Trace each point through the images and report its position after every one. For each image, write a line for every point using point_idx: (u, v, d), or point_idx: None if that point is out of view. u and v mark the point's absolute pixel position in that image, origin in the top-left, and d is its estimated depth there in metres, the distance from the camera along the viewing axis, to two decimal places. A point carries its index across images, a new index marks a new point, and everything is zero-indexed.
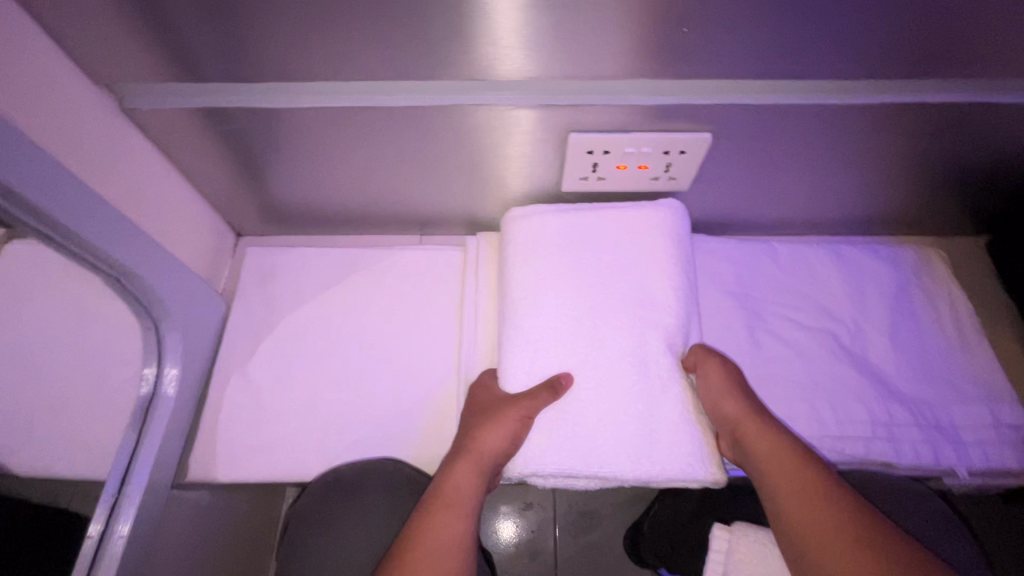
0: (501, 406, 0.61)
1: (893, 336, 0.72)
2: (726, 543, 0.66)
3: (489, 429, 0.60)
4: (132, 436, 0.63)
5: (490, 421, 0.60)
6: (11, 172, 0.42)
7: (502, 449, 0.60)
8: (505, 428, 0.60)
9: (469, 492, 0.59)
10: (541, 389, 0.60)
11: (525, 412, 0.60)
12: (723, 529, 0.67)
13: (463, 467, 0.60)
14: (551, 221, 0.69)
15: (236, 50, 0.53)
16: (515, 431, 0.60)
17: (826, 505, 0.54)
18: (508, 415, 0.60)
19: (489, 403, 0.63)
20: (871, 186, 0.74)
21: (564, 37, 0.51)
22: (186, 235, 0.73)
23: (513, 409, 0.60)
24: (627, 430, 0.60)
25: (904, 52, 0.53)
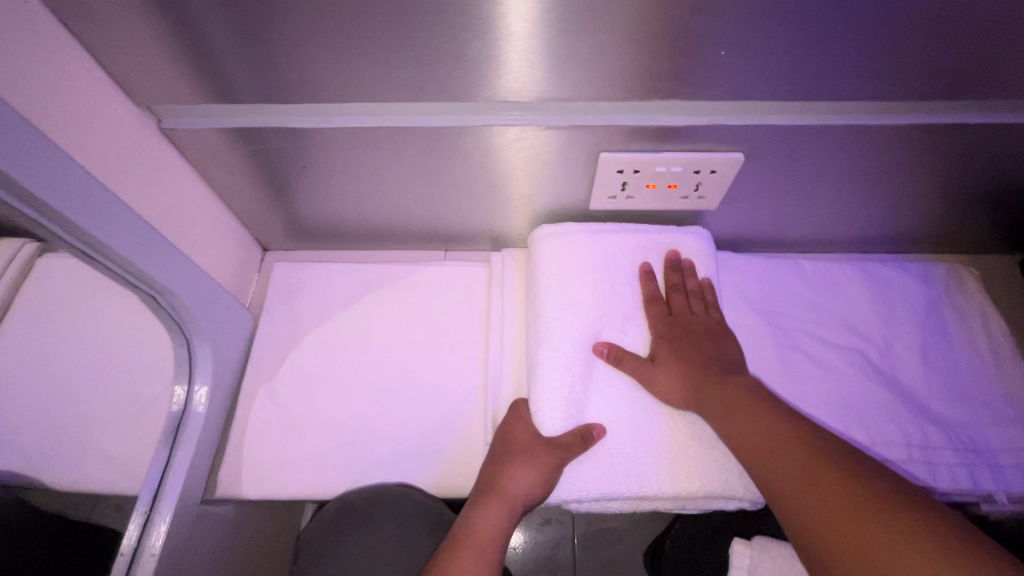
0: (533, 449, 0.60)
1: (925, 356, 0.71)
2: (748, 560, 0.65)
3: (521, 474, 0.59)
4: (164, 451, 0.63)
5: (522, 465, 0.59)
6: (50, 193, 0.43)
7: (532, 493, 0.59)
8: (538, 478, 0.58)
9: (495, 534, 0.58)
10: (574, 436, 0.60)
11: (559, 460, 0.59)
12: (743, 544, 0.66)
13: (490, 509, 0.59)
14: (583, 239, 0.69)
15: (273, 74, 0.54)
16: (548, 478, 0.59)
17: (777, 435, 0.53)
18: (542, 461, 0.59)
19: (519, 441, 0.61)
20: (903, 204, 0.73)
21: (599, 60, 0.51)
22: (216, 251, 0.73)
23: (549, 455, 0.59)
24: (666, 455, 0.61)
25: (942, 72, 0.53)
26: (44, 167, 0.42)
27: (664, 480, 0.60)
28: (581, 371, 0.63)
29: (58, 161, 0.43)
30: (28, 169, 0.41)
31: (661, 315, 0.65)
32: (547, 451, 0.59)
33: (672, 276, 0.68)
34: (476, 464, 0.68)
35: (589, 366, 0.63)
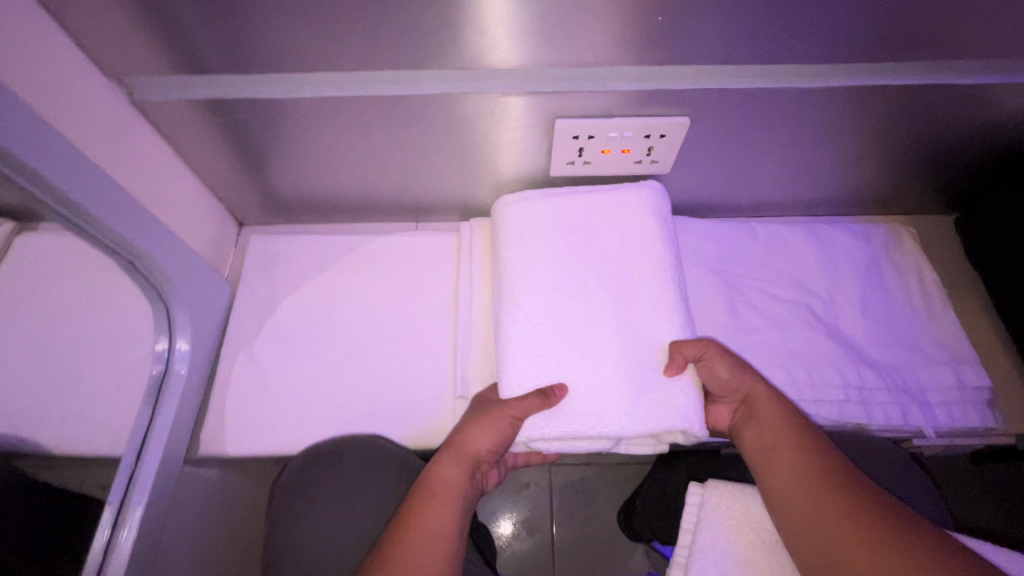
0: (493, 406, 0.65)
1: (864, 307, 0.76)
2: (698, 499, 0.65)
3: (478, 426, 0.63)
4: (147, 410, 0.66)
5: (482, 420, 0.64)
6: (31, 154, 0.45)
7: (488, 445, 0.63)
8: (489, 432, 0.63)
9: (454, 486, 0.63)
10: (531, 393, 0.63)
11: (514, 415, 0.62)
12: (698, 485, 0.66)
13: (450, 460, 0.64)
14: (543, 205, 0.73)
15: (241, 43, 0.57)
16: (503, 431, 0.63)
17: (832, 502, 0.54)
18: (498, 415, 0.63)
19: (483, 403, 0.67)
20: (844, 165, 0.78)
21: (549, 25, 0.55)
22: (192, 224, 0.76)
23: (504, 409, 0.63)
24: (625, 393, 0.63)
25: (866, 33, 0.57)
26: (24, 130, 0.44)
27: (627, 413, 0.62)
28: (542, 324, 0.66)
29: (36, 125, 0.46)
30: (10, 131, 0.43)
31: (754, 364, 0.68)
32: (505, 409, 0.63)
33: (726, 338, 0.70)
34: (445, 417, 0.72)
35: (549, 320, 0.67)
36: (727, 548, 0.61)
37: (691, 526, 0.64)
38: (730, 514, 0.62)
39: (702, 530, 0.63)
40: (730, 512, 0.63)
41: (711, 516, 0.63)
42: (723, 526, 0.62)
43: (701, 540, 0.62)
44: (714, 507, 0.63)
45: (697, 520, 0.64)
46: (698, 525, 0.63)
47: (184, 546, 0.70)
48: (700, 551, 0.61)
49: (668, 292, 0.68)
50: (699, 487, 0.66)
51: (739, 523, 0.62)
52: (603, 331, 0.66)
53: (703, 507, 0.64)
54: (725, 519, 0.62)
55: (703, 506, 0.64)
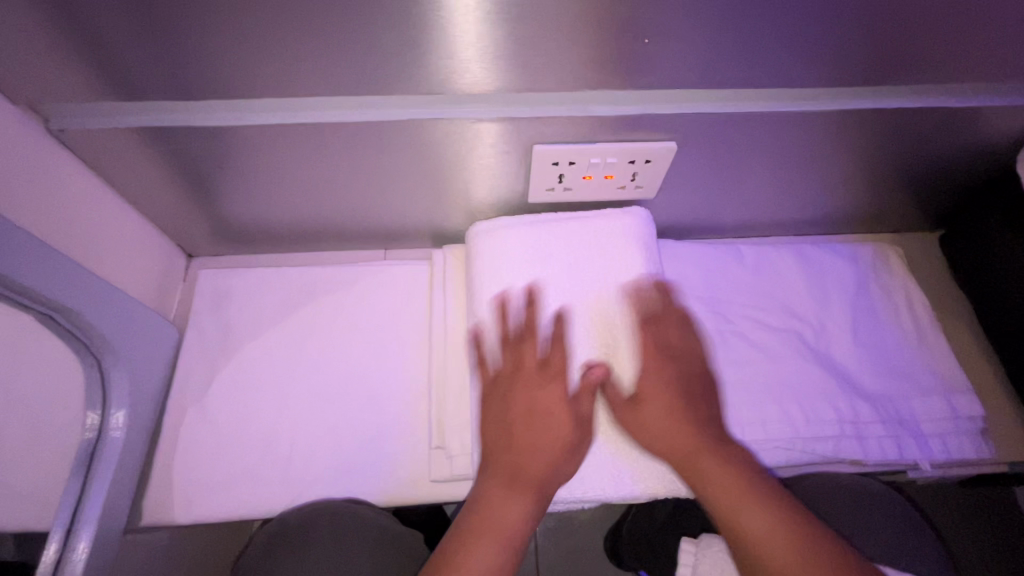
0: (552, 411, 0.56)
1: (856, 334, 0.74)
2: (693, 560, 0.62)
3: (546, 441, 0.55)
4: (78, 482, 0.58)
5: (544, 432, 0.55)
6: None
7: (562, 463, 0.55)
8: (552, 445, 0.55)
9: (522, 524, 0.52)
10: (582, 391, 0.58)
11: (579, 421, 0.57)
12: (689, 543, 0.63)
13: (513, 491, 0.53)
14: (522, 235, 0.68)
15: (175, 64, 0.49)
16: (569, 442, 0.56)
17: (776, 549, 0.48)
18: (564, 423, 0.56)
19: (527, 404, 0.57)
20: (832, 186, 0.75)
21: (528, 48, 0.50)
22: (131, 261, 0.68)
23: (568, 417, 0.56)
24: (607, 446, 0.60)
25: (864, 55, 0.53)
26: None
27: (607, 476, 0.58)
28: None
29: None
30: None
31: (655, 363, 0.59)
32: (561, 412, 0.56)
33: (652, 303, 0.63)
34: (419, 471, 0.66)
35: None
36: None
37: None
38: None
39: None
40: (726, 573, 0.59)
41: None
42: None
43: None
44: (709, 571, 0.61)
45: None
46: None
47: None
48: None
49: (654, 331, 0.63)
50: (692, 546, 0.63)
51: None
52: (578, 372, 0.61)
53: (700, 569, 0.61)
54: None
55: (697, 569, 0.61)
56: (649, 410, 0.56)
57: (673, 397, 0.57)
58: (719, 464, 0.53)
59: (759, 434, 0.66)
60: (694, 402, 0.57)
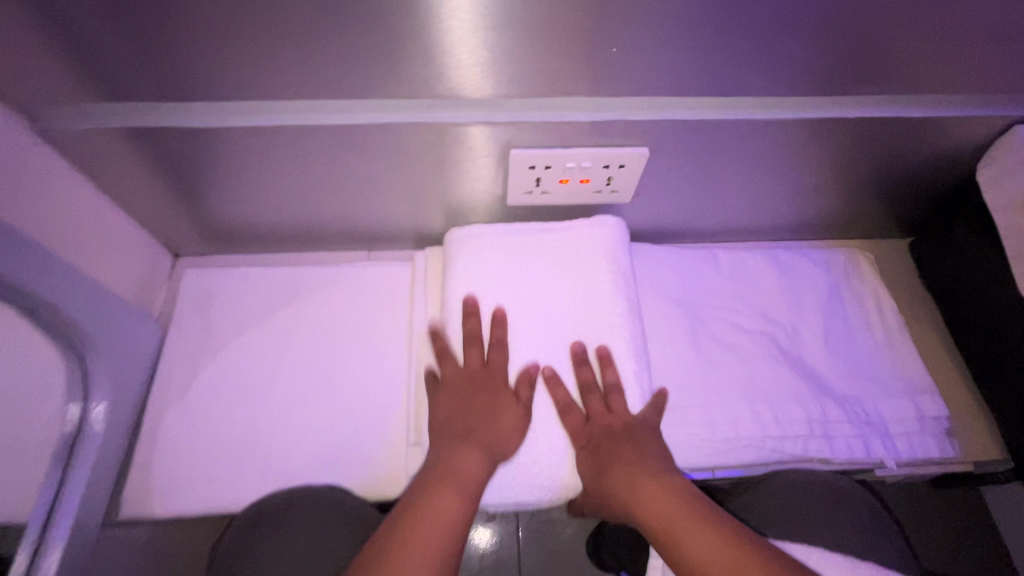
0: (500, 396, 0.62)
1: (826, 336, 0.75)
2: None
3: (495, 418, 0.61)
4: (57, 473, 0.59)
5: (492, 411, 0.61)
6: None
7: (511, 438, 0.60)
8: (507, 424, 0.61)
9: (471, 484, 0.56)
10: (520, 381, 0.63)
11: (522, 404, 0.62)
12: None
13: (463, 458, 0.58)
14: (501, 239, 0.70)
15: (159, 66, 0.51)
16: (519, 421, 0.61)
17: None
18: (507, 405, 0.62)
19: (476, 378, 0.63)
20: (803, 192, 0.78)
21: (501, 55, 0.52)
22: (116, 258, 0.69)
23: (512, 401, 0.62)
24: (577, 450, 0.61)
25: (826, 66, 0.56)
26: None
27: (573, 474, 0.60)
28: (498, 370, 0.63)
29: None
30: None
31: (579, 422, 0.61)
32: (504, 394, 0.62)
33: (585, 372, 0.64)
34: (396, 467, 0.67)
35: (502, 364, 0.64)
36: None
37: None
38: None
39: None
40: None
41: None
42: None
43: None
44: None
45: None
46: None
47: None
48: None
49: (627, 332, 0.66)
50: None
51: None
52: (537, 381, 0.64)
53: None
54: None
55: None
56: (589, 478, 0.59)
57: (602, 455, 0.59)
58: (659, 504, 0.55)
59: (729, 433, 0.68)
60: (624, 449, 0.59)
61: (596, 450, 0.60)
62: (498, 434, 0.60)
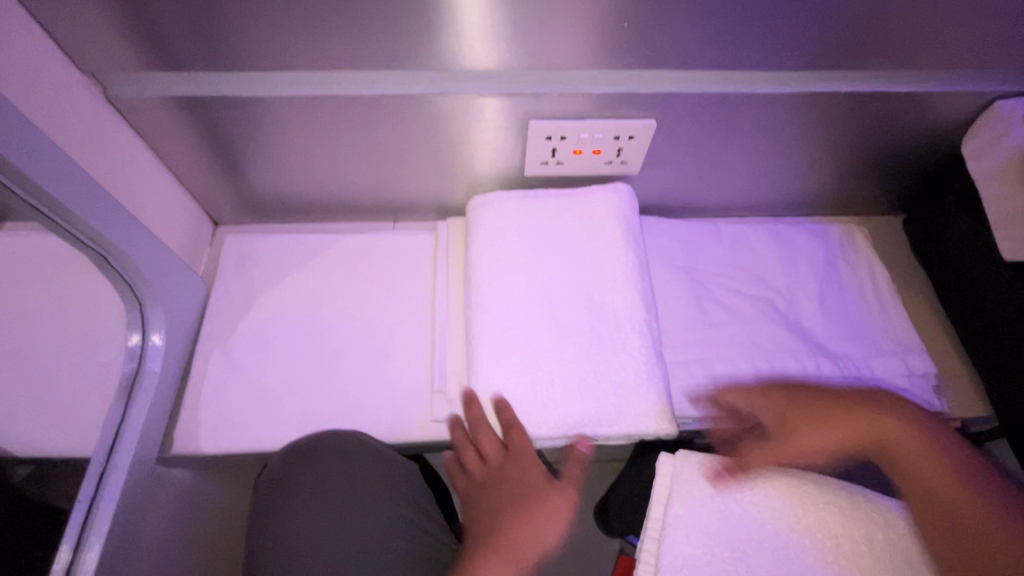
0: (546, 493, 0.64)
1: (823, 301, 0.81)
2: (669, 472, 0.62)
3: (538, 517, 0.63)
4: (120, 405, 0.65)
5: (539, 514, 0.63)
6: (17, 150, 0.45)
7: (550, 542, 0.62)
8: (547, 524, 0.63)
9: None
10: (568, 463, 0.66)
11: (562, 498, 0.64)
12: (667, 456, 0.63)
13: (502, 558, 0.60)
14: (517, 206, 0.75)
15: (220, 39, 0.57)
16: (561, 523, 0.63)
17: (963, 493, 0.57)
18: (554, 502, 0.64)
19: (525, 481, 0.65)
20: (802, 168, 0.83)
21: (524, 29, 0.58)
22: (167, 221, 0.75)
23: (558, 498, 0.64)
24: (580, 381, 0.66)
25: (820, 41, 0.61)
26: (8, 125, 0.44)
27: (587, 417, 0.65)
28: (517, 323, 0.69)
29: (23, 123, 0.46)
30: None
31: (750, 391, 0.68)
32: (547, 489, 0.64)
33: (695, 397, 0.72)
34: (421, 414, 0.73)
35: (521, 317, 0.69)
36: (698, 520, 0.59)
37: (662, 497, 0.61)
38: (702, 485, 0.60)
39: (676, 499, 0.60)
40: (700, 484, 0.60)
41: (685, 487, 0.61)
42: (697, 496, 0.60)
43: (673, 511, 0.60)
44: (685, 479, 0.61)
45: (670, 492, 0.61)
46: (673, 495, 0.60)
47: (151, 550, 0.68)
48: (672, 521, 0.59)
49: (635, 290, 0.71)
50: (671, 461, 0.63)
51: (708, 494, 0.60)
52: (553, 333, 0.69)
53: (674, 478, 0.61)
54: (697, 490, 0.60)
55: (667, 477, 0.62)
56: (786, 421, 0.63)
57: (792, 407, 0.64)
58: (851, 428, 0.61)
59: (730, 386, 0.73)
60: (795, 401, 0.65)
61: (794, 397, 0.65)
62: (538, 535, 0.62)
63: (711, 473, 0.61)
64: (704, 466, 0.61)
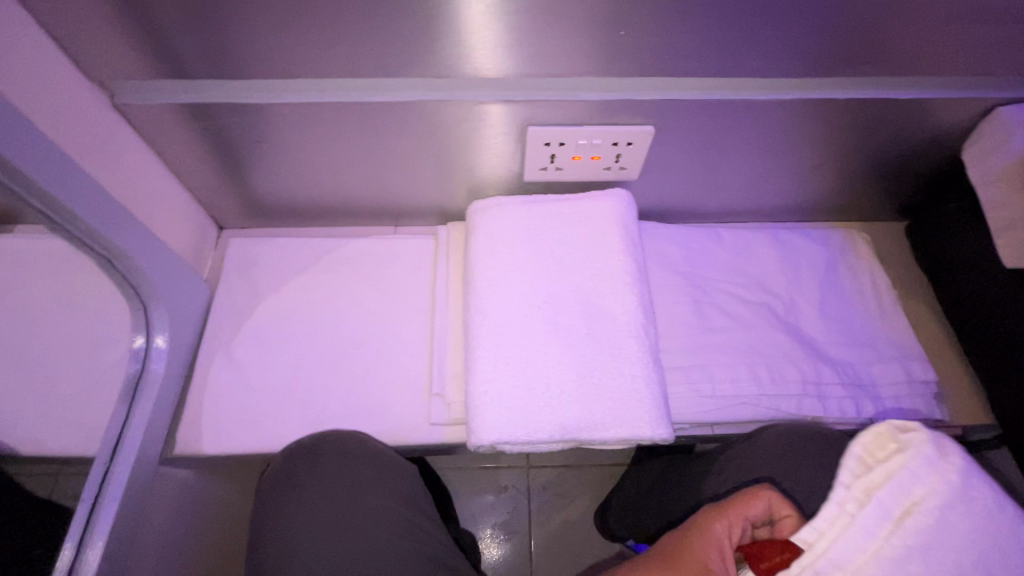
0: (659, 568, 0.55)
1: (822, 306, 0.80)
2: (925, 466, 0.41)
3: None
4: (123, 407, 0.66)
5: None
6: (27, 160, 0.47)
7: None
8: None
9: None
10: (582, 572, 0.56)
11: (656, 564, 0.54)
12: (918, 434, 0.43)
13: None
14: (516, 210, 0.76)
15: (223, 49, 0.59)
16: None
17: None
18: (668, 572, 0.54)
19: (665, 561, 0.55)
20: (803, 174, 0.83)
21: (522, 38, 0.58)
22: (172, 224, 0.77)
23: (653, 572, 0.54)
24: (577, 385, 0.67)
25: (818, 50, 0.61)
26: (18, 136, 0.45)
27: (585, 421, 0.65)
28: (516, 327, 0.70)
29: (31, 131, 0.47)
30: (9, 141, 0.45)
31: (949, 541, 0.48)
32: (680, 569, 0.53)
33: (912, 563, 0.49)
34: (419, 417, 0.74)
35: (519, 322, 0.70)
36: (905, 531, 0.40)
37: (889, 476, 0.42)
38: (937, 501, 0.40)
39: (920, 514, 0.40)
40: (965, 513, 0.40)
41: (932, 497, 0.41)
42: (926, 501, 0.41)
43: (883, 502, 0.41)
44: (924, 489, 0.41)
45: (931, 492, 0.41)
46: (920, 502, 0.41)
47: (153, 548, 0.70)
48: (868, 510, 0.41)
49: (633, 294, 0.71)
50: (944, 468, 0.41)
51: (926, 512, 0.40)
52: (551, 338, 0.69)
53: (938, 496, 0.41)
54: (930, 501, 0.41)
55: (927, 481, 0.41)
56: None
57: None
58: None
59: (727, 390, 0.73)
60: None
61: None
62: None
63: (980, 509, 0.41)
64: (975, 498, 0.41)
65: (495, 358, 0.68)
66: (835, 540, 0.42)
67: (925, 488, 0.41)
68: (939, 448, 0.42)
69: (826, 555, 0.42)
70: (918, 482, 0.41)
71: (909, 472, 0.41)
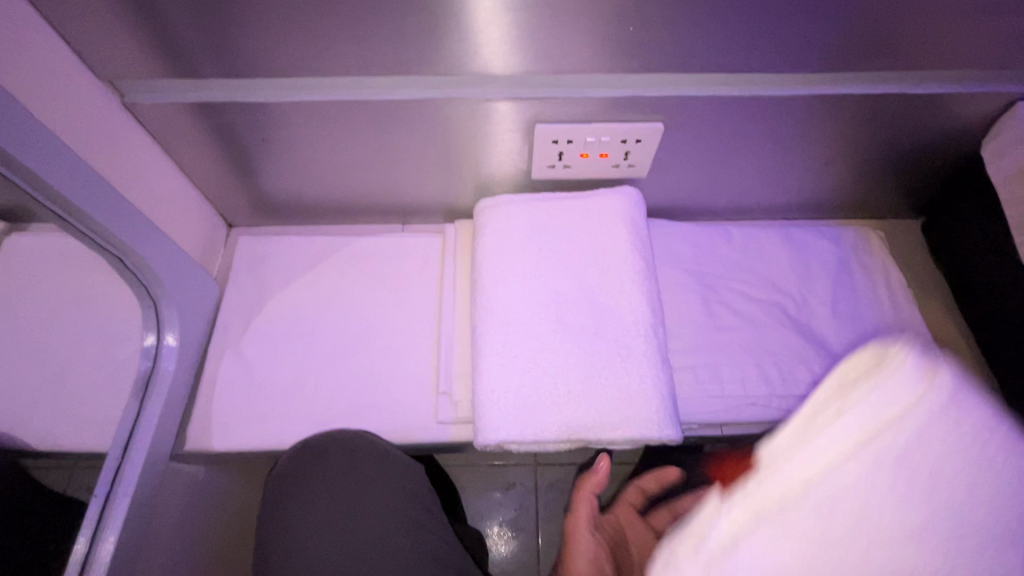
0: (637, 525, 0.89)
1: (834, 305, 0.79)
2: (901, 401, 0.28)
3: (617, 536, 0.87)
4: (135, 403, 0.67)
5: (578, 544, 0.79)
6: (39, 162, 0.47)
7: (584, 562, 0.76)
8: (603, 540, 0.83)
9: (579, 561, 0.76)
10: None
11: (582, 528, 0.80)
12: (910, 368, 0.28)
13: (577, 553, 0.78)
14: (523, 208, 0.76)
15: (231, 48, 0.59)
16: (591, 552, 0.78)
17: None
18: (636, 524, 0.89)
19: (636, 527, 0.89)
20: (816, 171, 0.81)
21: (529, 34, 0.58)
22: (182, 223, 0.78)
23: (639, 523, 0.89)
24: (584, 384, 0.66)
25: (832, 45, 0.60)
26: (30, 137, 0.46)
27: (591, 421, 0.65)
28: (523, 326, 0.69)
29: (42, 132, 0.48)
30: (21, 143, 0.45)
31: None
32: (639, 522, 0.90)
33: None
34: (425, 415, 0.74)
35: (526, 321, 0.70)
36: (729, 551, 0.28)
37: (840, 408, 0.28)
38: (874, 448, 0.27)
39: (884, 428, 0.27)
40: (942, 440, 0.28)
41: (886, 408, 0.28)
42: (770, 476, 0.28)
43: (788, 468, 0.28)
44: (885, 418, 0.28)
45: (891, 413, 0.28)
46: (883, 421, 0.28)
47: (164, 542, 0.71)
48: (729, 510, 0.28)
49: (641, 293, 0.70)
50: (930, 381, 0.28)
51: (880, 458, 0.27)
52: (559, 337, 0.69)
53: (925, 413, 0.28)
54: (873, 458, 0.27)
55: (902, 404, 0.28)
56: None
57: None
58: None
59: (736, 390, 0.73)
60: None
61: None
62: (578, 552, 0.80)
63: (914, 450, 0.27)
64: (945, 426, 0.28)
65: (502, 358, 0.68)
66: (791, 453, 0.28)
67: (904, 404, 0.28)
68: (924, 357, 0.28)
69: (777, 469, 0.28)
70: (896, 397, 0.28)
71: (885, 392, 0.28)
